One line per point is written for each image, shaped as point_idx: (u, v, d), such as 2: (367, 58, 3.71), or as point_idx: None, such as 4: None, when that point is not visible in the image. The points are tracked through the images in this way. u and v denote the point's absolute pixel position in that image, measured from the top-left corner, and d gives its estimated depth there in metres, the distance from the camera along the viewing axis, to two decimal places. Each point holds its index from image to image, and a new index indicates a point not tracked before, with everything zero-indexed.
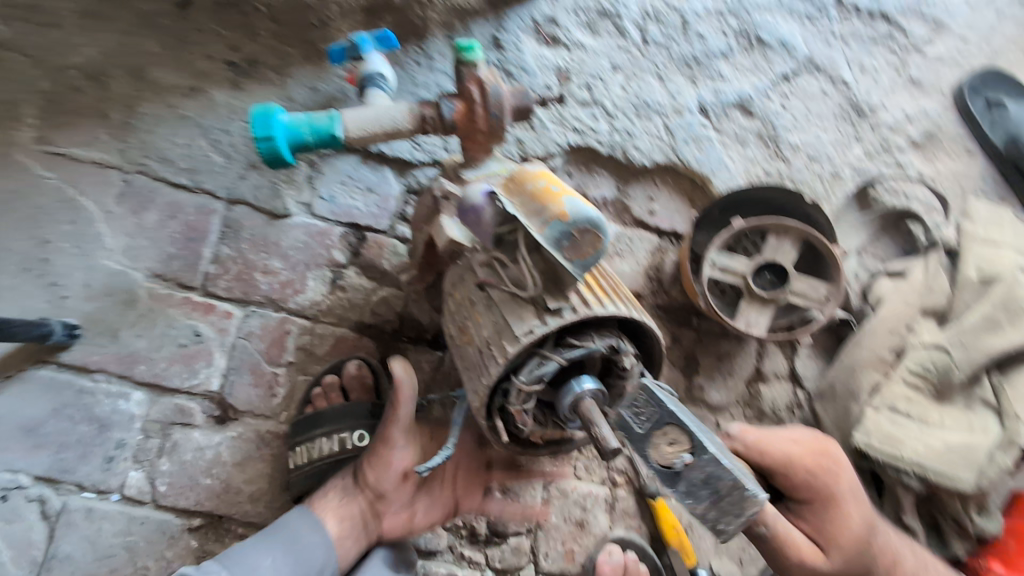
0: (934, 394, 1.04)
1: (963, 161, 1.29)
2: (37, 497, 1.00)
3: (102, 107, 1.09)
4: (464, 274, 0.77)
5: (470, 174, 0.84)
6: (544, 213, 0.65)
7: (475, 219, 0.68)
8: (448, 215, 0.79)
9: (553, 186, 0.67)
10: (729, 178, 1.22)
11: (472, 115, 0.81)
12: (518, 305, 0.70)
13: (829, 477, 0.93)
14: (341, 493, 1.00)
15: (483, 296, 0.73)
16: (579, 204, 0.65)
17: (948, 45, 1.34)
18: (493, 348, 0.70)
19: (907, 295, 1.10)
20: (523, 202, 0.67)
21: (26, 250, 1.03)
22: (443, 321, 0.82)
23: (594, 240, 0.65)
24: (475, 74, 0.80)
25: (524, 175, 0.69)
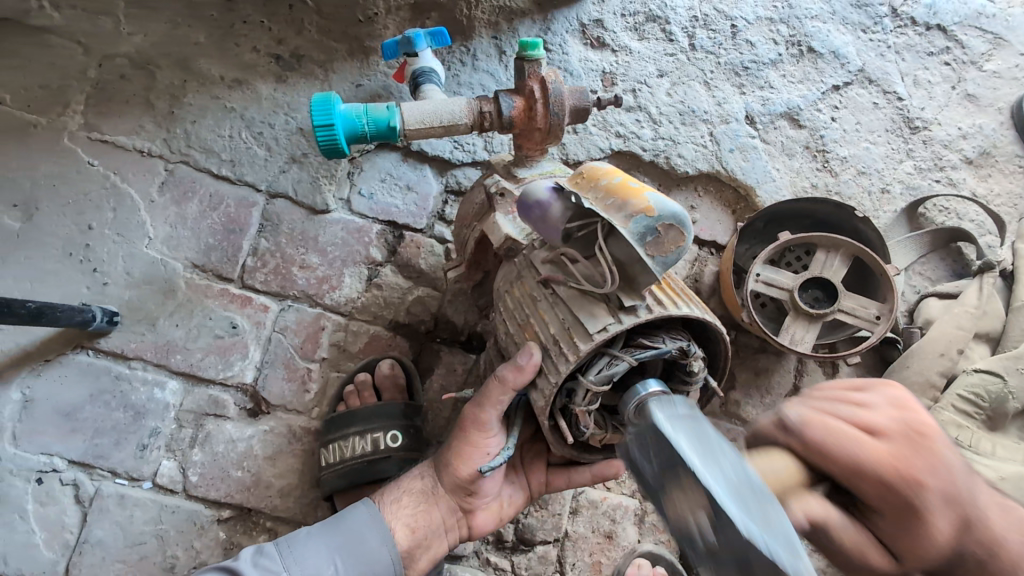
0: (986, 421, 0.99)
1: (1019, 181, 1.24)
2: (72, 481, 1.00)
3: (149, 97, 1.09)
4: (519, 275, 0.76)
5: (524, 173, 0.83)
6: (626, 207, 0.64)
7: (540, 215, 0.68)
8: (502, 212, 0.79)
9: (632, 181, 0.66)
10: (774, 190, 1.20)
11: (531, 113, 0.80)
12: (590, 301, 0.68)
13: (914, 488, 0.55)
14: (417, 499, 0.89)
15: (545, 287, 0.72)
16: (661, 199, 0.63)
17: (1009, 59, 1.29)
18: (562, 345, 0.68)
19: (960, 319, 1.06)
20: (600, 197, 0.66)
21: (71, 235, 1.04)
22: (500, 320, 0.80)
23: (678, 236, 0.63)
24: (537, 71, 0.79)
25: (597, 171, 0.68)
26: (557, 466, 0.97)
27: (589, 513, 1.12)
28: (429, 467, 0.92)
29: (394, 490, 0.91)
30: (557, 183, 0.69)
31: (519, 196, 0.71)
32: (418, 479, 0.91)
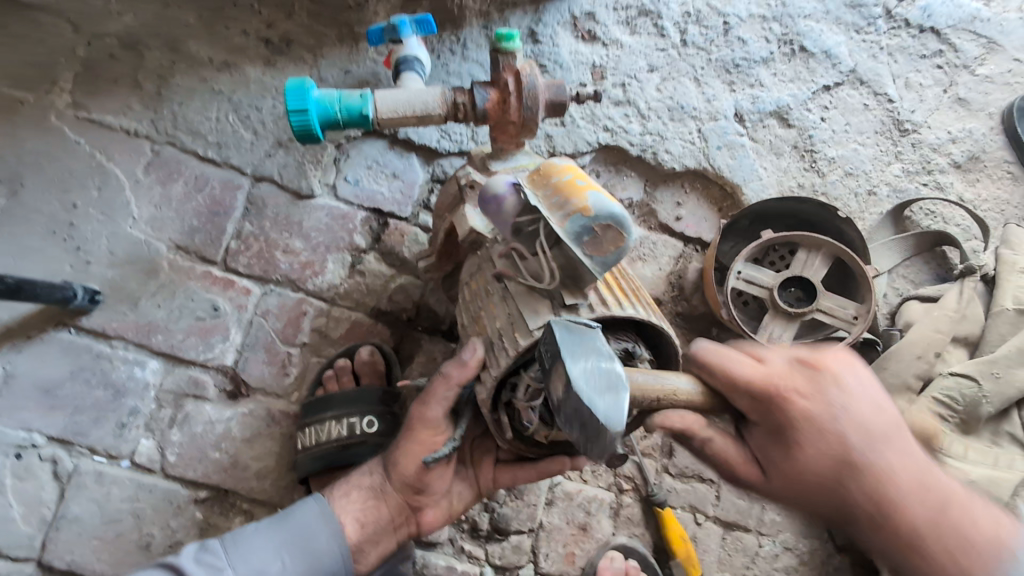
0: (960, 424, 0.99)
1: (1006, 187, 1.24)
2: (50, 457, 1.01)
3: (137, 77, 1.09)
4: (481, 266, 0.76)
5: (498, 166, 0.83)
6: (566, 207, 0.64)
7: (496, 207, 0.68)
8: (470, 204, 0.79)
9: (579, 181, 0.65)
10: (761, 188, 1.20)
11: (505, 106, 0.80)
12: (536, 298, 0.68)
13: (792, 428, 0.65)
14: (364, 498, 0.90)
15: (497, 284, 0.72)
16: (603, 200, 0.63)
17: (1002, 64, 1.29)
18: (504, 340, 0.68)
19: (939, 321, 1.06)
20: (547, 195, 0.66)
21: (55, 213, 1.04)
22: (456, 311, 0.80)
23: (616, 237, 0.63)
24: (512, 65, 0.80)
25: (552, 167, 0.67)
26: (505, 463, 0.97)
27: (564, 505, 1.13)
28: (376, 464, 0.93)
29: (351, 481, 0.92)
30: (517, 178, 0.70)
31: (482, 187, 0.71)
32: (367, 476, 0.92)
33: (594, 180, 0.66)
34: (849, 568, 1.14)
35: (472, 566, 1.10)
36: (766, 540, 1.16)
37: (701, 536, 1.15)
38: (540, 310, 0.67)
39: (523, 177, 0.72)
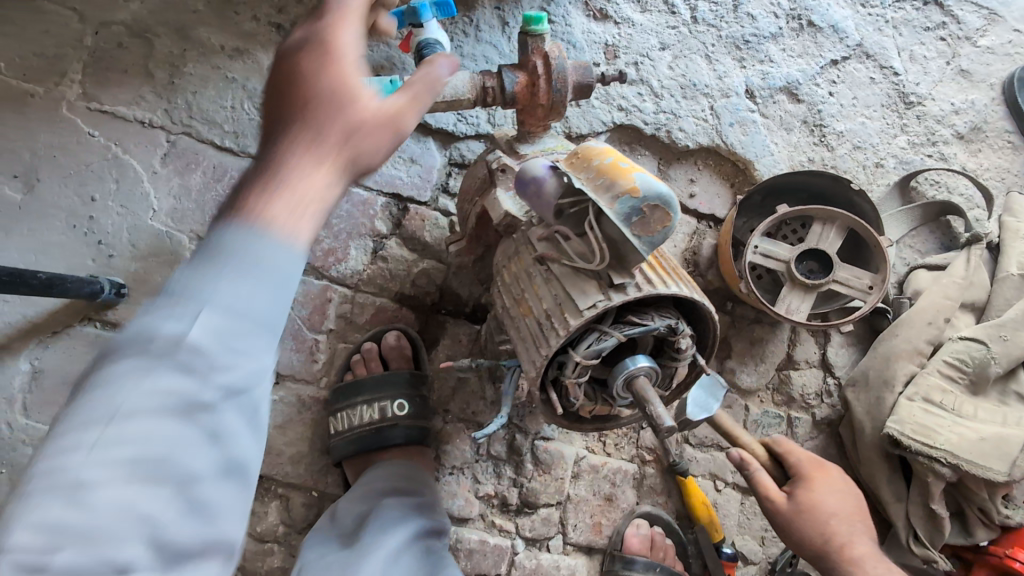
0: (969, 385, 1.04)
1: (1006, 156, 1.28)
2: None
3: (148, 66, 1.08)
4: (518, 248, 0.78)
5: (527, 148, 0.85)
6: (613, 188, 0.65)
7: (536, 192, 0.70)
8: (503, 187, 0.80)
9: (622, 163, 0.66)
10: (773, 164, 1.22)
11: (534, 89, 0.81)
12: (582, 278, 0.70)
13: (815, 499, 0.88)
14: (310, 211, 0.50)
15: (540, 268, 0.74)
16: (650, 180, 0.65)
17: (1002, 35, 1.31)
18: (553, 320, 0.70)
19: (947, 289, 1.10)
20: (590, 178, 0.67)
21: (74, 207, 1.03)
22: (497, 294, 0.82)
23: (663, 217, 0.65)
24: (541, 47, 0.80)
25: (591, 151, 0.69)
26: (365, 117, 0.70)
27: (591, 477, 1.16)
28: (283, 163, 0.50)
29: (252, 192, 0.49)
30: (555, 162, 0.71)
31: (517, 171, 0.72)
32: (251, 174, 0.50)
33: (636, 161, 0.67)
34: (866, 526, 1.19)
35: (503, 539, 1.12)
36: None
37: (721, 502, 1.20)
38: (588, 292, 0.69)
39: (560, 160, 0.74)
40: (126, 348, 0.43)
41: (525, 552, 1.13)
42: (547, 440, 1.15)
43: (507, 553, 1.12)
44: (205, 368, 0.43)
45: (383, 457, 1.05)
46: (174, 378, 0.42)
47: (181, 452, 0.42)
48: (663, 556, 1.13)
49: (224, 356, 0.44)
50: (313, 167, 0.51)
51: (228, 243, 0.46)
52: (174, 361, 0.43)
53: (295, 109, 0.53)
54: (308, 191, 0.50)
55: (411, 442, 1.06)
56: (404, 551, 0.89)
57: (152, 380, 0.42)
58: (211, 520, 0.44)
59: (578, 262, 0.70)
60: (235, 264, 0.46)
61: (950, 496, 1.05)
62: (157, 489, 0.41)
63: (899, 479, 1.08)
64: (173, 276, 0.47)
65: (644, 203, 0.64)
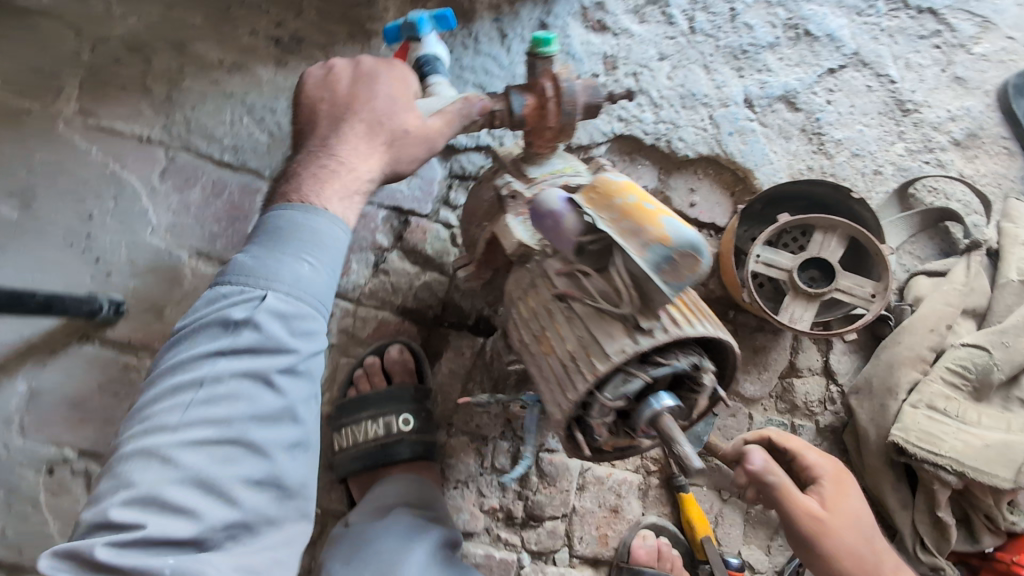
0: (972, 392, 1.04)
1: (1002, 162, 1.29)
2: (83, 471, 1.00)
3: (145, 81, 1.07)
4: (535, 282, 0.78)
5: (535, 170, 0.83)
6: (642, 234, 0.65)
7: (555, 224, 0.69)
8: (513, 213, 0.80)
9: (646, 204, 0.66)
10: (772, 172, 1.22)
11: (542, 111, 0.80)
12: (607, 322, 0.71)
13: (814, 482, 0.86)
14: (354, 194, 0.73)
15: (563, 308, 0.74)
16: (680, 226, 0.64)
17: (996, 42, 1.33)
18: (578, 362, 0.71)
19: (948, 296, 1.11)
20: (616, 221, 0.66)
21: (72, 225, 1.02)
22: (513, 329, 0.82)
23: (694, 263, 0.64)
24: (549, 70, 0.80)
25: (615, 188, 0.68)
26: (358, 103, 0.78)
27: (596, 489, 1.15)
28: (342, 156, 0.73)
29: (318, 172, 0.72)
30: (577, 198, 0.70)
31: (533, 204, 0.72)
32: (313, 160, 0.73)
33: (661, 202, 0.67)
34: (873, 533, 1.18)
35: (509, 553, 1.11)
36: None
37: (727, 511, 1.19)
38: (616, 337, 0.70)
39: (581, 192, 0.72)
40: (207, 325, 0.64)
41: (531, 566, 1.12)
42: (552, 452, 1.14)
43: (513, 567, 1.11)
44: (267, 338, 0.63)
45: (390, 473, 1.04)
46: (242, 345, 0.63)
47: (245, 415, 0.62)
48: (671, 566, 1.11)
49: (279, 331, 0.64)
50: (362, 162, 0.74)
51: (292, 234, 0.67)
52: (242, 334, 0.63)
53: (355, 114, 0.76)
54: (350, 180, 0.72)
55: (418, 457, 1.05)
56: (427, 560, 0.91)
57: (224, 349, 0.63)
58: (266, 474, 0.62)
59: (604, 307, 0.71)
60: (296, 251, 0.67)
61: (956, 502, 1.05)
62: (224, 434, 0.60)
63: (904, 487, 1.08)
64: (240, 267, 0.67)
65: (672, 249, 0.64)
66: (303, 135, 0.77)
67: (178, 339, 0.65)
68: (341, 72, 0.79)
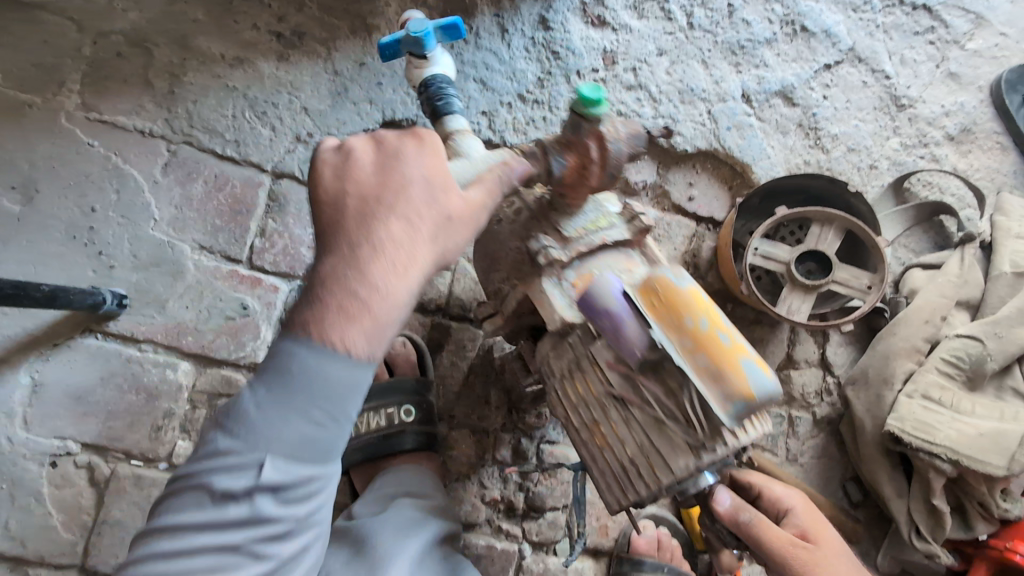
0: (966, 382, 1.06)
1: (995, 156, 1.31)
2: (86, 464, 1.00)
3: (147, 75, 1.07)
4: (582, 368, 0.74)
5: (569, 228, 0.76)
6: (724, 382, 0.66)
7: (616, 325, 0.68)
8: (550, 279, 0.75)
9: (724, 337, 0.67)
10: (769, 167, 1.23)
11: (585, 172, 0.72)
12: (672, 436, 0.70)
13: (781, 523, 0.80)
14: (387, 325, 0.60)
15: (617, 405, 0.73)
16: (759, 376, 0.66)
17: (989, 39, 1.35)
18: (639, 468, 0.72)
19: (943, 288, 1.12)
20: (697, 361, 0.67)
21: (74, 218, 1.02)
22: (554, 404, 0.79)
23: (766, 405, 0.68)
24: (596, 129, 0.71)
25: (693, 316, 0.67)
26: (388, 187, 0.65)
27: None
28: (370, 273, 0.60)
29: (341, 293, 0.59)
30: (649, 319, 0.68)
31: (586, 298, 0.69)
32: (337, 273, 0.60)
33: (737, 337, 0.68)
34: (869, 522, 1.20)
35: (511, 544, 1.12)
36: None
37: None
38: (678, 447, 0.69)
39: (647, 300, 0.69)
40: (194, 487, 0.59)
41: (531, 556, 1.13)
42: (552, 443, 1.15)
43: (514, 557, 1.12)
44: (262, 517, 0.58)
45: (392, 464, 1.05)
46: (231, 519, 0.57)
47: None
48: (671, 556, 1.12)
49: (272, 506, 0.58)
50: (397, 277, 0.61)
51: (299, 378, 0.57)
52: (232, 508, 0.58)
53: (387, 205, 0.63)
54: (382, 309, 0.59)
55: (420, 447, 1.06)
56: (430, 550, 0.90)
57: (212, 519, 0.58)
58: None
59: (666, 413, 0.70)
60: (307, 400, 0.58)
61: (950, 490, 1.06)
62: None
63: (899, 476, 1.10)
64: (243, 406, 0.59)
65: (745, 394, 0.66)
66: (322, 228, 0.64)
67: (165, 500, 0.60)
68: (360, 148, 0.67)
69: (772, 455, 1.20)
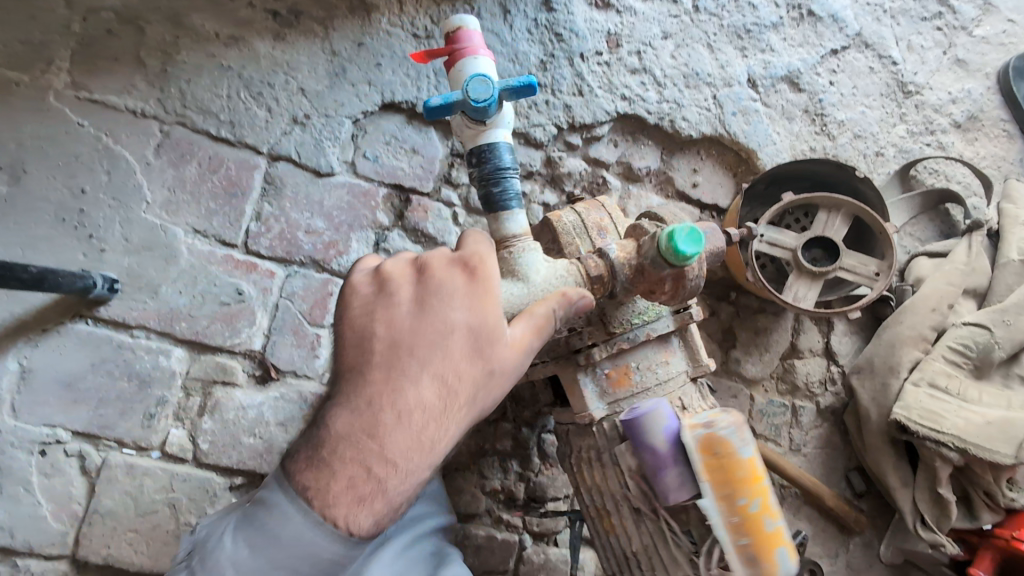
0: (973, 370, 1.04)
1: (1001, 144, 1.29)
2: (77, 452, 0.98)
3: (139, 53, 1.04)
4: (603, 462, 0.85)
5: (619, 329, 0.82)
6: (757, 565, 0.73)
7: (655, 459, 0.77)
8: (588, 378, 0.84)
9: (769, 524, 0.74)
10: (774, 153, 1.22)
11: (650, 291, 0.77)
12: (673, 548, 0.81)
13: None
14: (395, 502, 0.61)
15: (630, 507, 0.84)
16: (787, 565, 0.74)
17: (996, 25, 1.33)
18: (639, 560, 0.85)
19: (950, 276, 1.11)
20: (737, 536, 0.73)
21: (63, 200, 0.99)
22: (572, 480, 0.91)
23: None
24: (672, 266, 0.73)
25: (745, 497, 0.73)
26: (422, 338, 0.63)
27: None
28: (385, 444, 0.60)
29: (358, 464, 0.60)
30: (701, 480, 0.75)
31: (637, 430, 0.77)
32: (351, 436, 0.60)
33: (780, 523, 0.75)
34: (872, 512, 1.19)
35: (511, 535, 1.10)
36: (791, 488, 1.18)
37: None
38: (679, 563, 0.81)
39: (708, 469, 0.74)
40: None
41: (532, 547, 1.11)
42: (554, 433, 1.14)
43: (514, 548, 1.10)
44: None
45: None
46: None
47: None
48: None
49: None
50: (418, 452, 0.61)
51: (282, 538, 0.61)
52: None
53: (420, 361, 0.62)
54: (393, 486, 0.60)
55: None
56: (420, 540, 0.89)
57: None
58: None
59: (674, 534, 0.81)
60: (285, 561, 0.61)
61: (956, 480, 1.05)
62: None
63: (905, 465, 1.09)
64: (221, 556, 0.63)
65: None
66: (345, 371, 0.64)
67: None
68: (398, 279, 0.67)
69: (775, 445, 1.19)
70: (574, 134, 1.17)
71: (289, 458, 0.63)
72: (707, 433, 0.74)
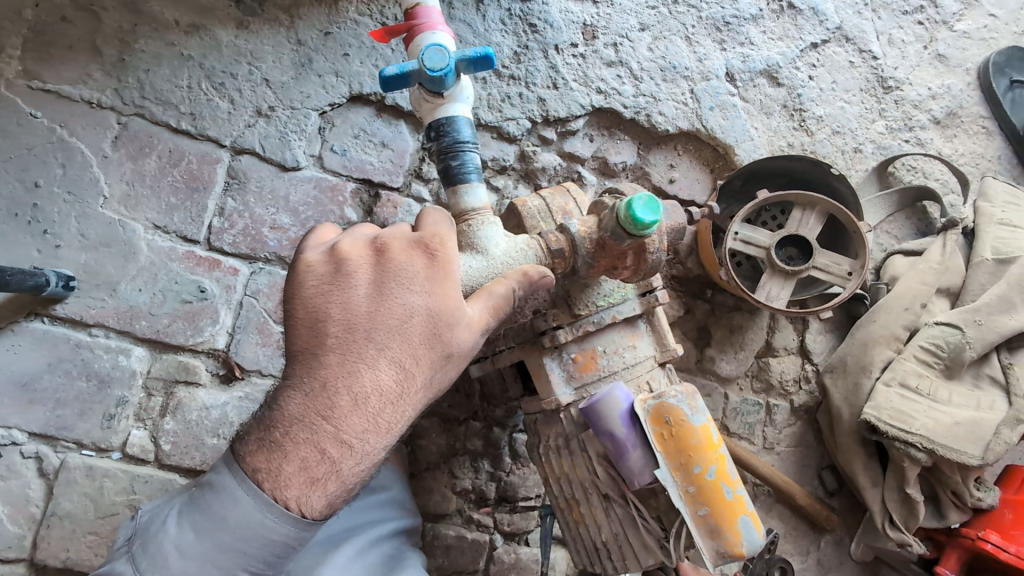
0: (944, 370, 1.04)
1: (980, 141, 1.28)
2: (34, 454, 0.96)
3: (95, 41, 1.00)
4: (572, 450, 0.83)
5: (584, 308, 0.81)
6: (719, 535, 0.74)
7: (616, 444, 0.77)
8: (554, 360, 0.82)
9: (728, 491, 0.75)
10: (752, 149, 1.19)
11: (614, 269, 0.76)
12: (642, 533, 0.80)
13: None
14: (349, 485, 0.59)
15: (600, 495, 0.82)
16: (750, 534, 0.75)
17: (978, 20, 1.32)
18: (609, 553, 0.83)
19: (924, 275, 1.11)
20: (699, 505, 0.75)
21: (16, 194, 0.96)
22: (540, 469, 0.89)
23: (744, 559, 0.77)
24: (636, 239, 0.71)
25: (702, 464, 0.75)
26: (379, 321, 0.61)
27: None
28: (340, 426, 0.58)
29: (310, 447, 0.58)
30: (659, 454, 0.76)
31: (595, 414, 0.77)
32: (303, 418, 0.58)
33: (739, 491, 0.76)
34: (844, 510, 1.19)
35: (481, 535, 1.09)
36: (762, 486, 1.18)
37: None
38: (650, 550, 0.80)
39: (664, 442, 0.76)
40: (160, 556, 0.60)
41: (503, 547, 1.10)
42: (525, 432, 1.12)
43: (485, 548, 1.09)
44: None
45: None
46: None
47: None
48: None
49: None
50: (372, 436, 0.59)
51: (230, 521, 0.58)
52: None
53: (375, 345, 0.60)
54: (347, 468, 0.58)
55: None
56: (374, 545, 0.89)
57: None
58: None
59: (647, 522, 0.80)
60: (232, 545, 0.58)
61: (924, 479, 1.06)
62: None
63: (875, 464, 1.09)
64: (164, 541, 0.60)
65: (738, 549, 0.74)
66: (299, 352, 0.61)
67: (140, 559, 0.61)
68: (354, 260, 0.63)
69: (748, 443, 1.19)
70: (549, 129, 1.15)
71: (239, 441, 0.61)
72: (657, 403, 0.77)
